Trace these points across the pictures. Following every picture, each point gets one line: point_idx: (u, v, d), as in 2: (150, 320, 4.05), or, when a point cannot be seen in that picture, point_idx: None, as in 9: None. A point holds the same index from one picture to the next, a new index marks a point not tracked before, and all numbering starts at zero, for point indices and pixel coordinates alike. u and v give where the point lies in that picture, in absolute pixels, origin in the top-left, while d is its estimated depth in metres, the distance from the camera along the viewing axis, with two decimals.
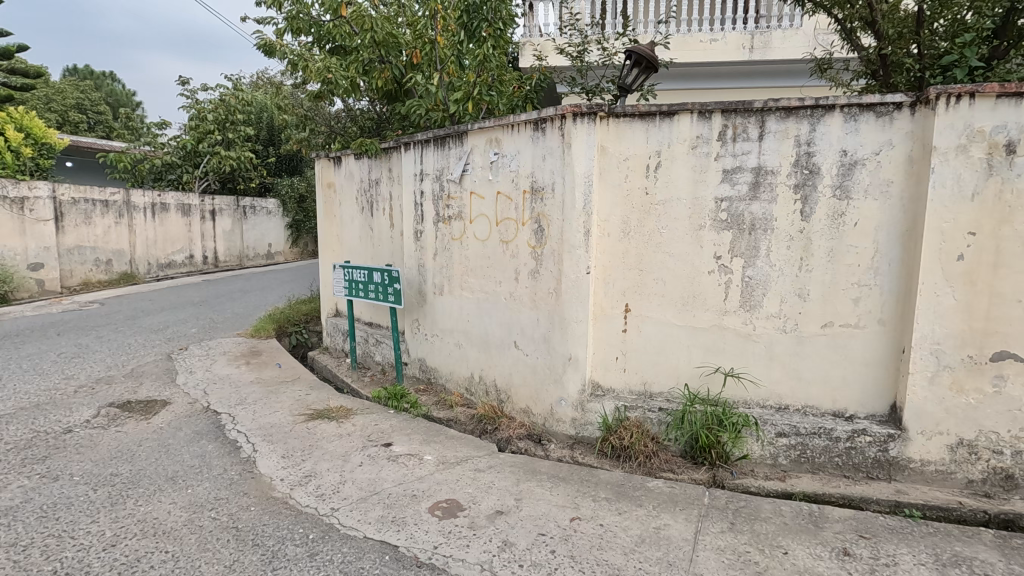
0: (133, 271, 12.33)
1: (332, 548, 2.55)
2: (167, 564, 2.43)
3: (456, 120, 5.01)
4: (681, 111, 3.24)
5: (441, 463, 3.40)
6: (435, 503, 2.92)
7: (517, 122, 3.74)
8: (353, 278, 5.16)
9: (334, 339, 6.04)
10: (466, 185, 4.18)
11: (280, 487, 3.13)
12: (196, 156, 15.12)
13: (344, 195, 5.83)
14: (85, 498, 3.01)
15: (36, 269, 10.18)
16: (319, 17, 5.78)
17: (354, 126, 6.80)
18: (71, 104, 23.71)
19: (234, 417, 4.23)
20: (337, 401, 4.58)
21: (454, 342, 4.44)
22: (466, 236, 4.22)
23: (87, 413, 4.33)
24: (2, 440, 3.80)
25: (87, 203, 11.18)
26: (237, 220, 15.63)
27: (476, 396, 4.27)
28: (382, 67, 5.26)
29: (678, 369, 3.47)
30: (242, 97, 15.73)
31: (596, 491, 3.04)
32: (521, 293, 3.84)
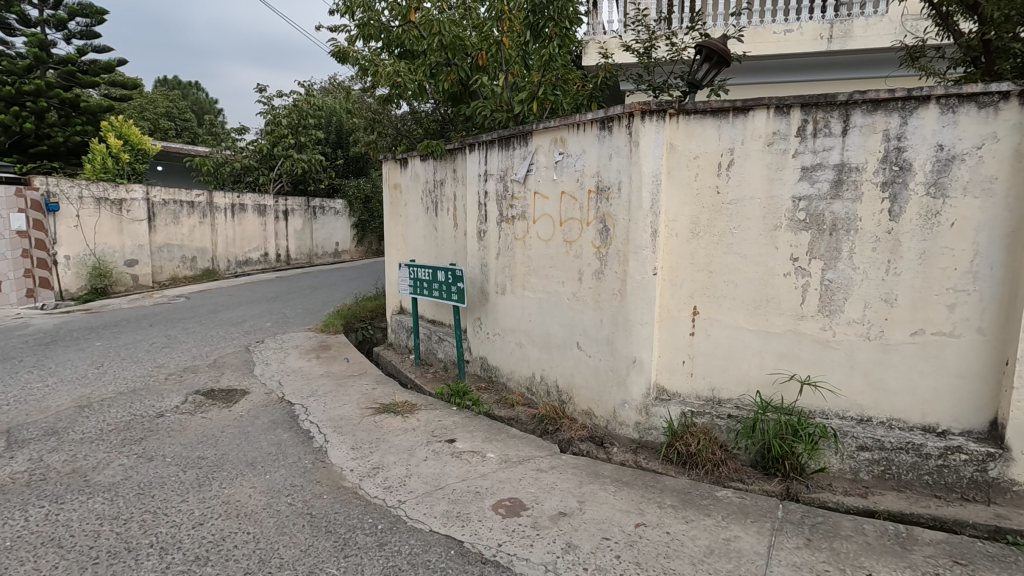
0: (214, 268, 13.19)
1: (400, 539, 2.63)
2: (249, 545, 2.57)
3: (520, 121, 5.06)
4: (756, 106, 3.11)
5: (503, 461, 3.43)
6: (499, 501, 2.95)
7: (583, 121, 3.71)
8: (417, 277, 5.29)
9: (398, 335, 6.22)
10: (530, 185, 4.19)
11: (350, 477, 3.26)
12: (271, 159, 15.96)
13: (409, 196, 5.98)
14: (176, 478, 3.25)
15: (131, 265, 11.06)
16: (389, 23, 5.97)
17: (419, 128, 6.98)
18: (162, 113, 25.65)
19: (307, 408, 4.43)
20: (402, 396, 4.72)
21: (516, 341, 4.46)
22: (530, 236, 4.23)
23: (176, 399, 4.67)
24: (105, 421, 4.16)
25: (176, 204, 12.06)
26: (308, 220, 16.44)
27: (537, 396, 4.28)
28: (448, 69, 5.36)
29: (749, 376, 3.33)
30: (313, 103, 16.51)
31: (662, 497, 2.97)
32: (584, 294, 3.81)
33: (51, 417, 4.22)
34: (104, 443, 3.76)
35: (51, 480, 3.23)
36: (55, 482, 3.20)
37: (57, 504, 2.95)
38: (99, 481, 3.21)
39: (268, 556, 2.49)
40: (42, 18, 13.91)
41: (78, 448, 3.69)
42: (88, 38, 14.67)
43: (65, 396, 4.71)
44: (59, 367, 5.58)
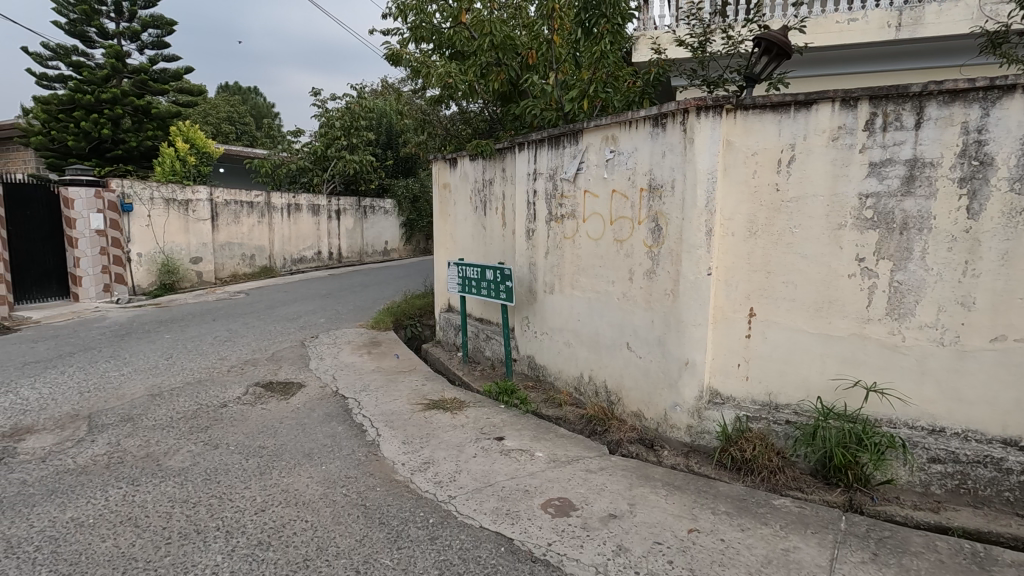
0: (271, 266, 13.76)
1: (451, 534, 2.67)
2: (308, 532, 2.68)
3: (569, 119, 5.03)
4: (820, 99, 2.98)
5: (551, 461, 3.42)
6: (548, 500, 2.95)
7: (636, 118, 3.66)
8: (466, 275, 5.35)
9: (446, 333, 6.31)
10: (580, 183, 4.16)
11: (402, 470, 3.33)
12: (325, 160, 16.48)
13: (458, 195, 6.05)
14: (239, 465, 3.41)
15: (196, 262, 11.67)
16: (440, 25, 6.06)
17: (468, 128, 7.06)
18: (224, 117, 26.93)
19: (360, 402, 4.56)
20: (451, 393, 4.79)
21: (564, 341, 4.44)
22: (579, 235, 4.20)
23: (238, 391, 4.90)
24: (175, 409, 4.42)
25: (237, 205, 12.65)
26: (359, 219, 16.92)
27: (585, 396, 4.25)
28: (498, 69, 5.37)
29: (809, 380, 3.19)
30: (365, 105, 16.94)
31: (716, 504, 2.90)
32: (635, 293, 3.75)
33: (127, 404, 4.52)
34: (174, 430, 3.98)
35: (128, 463, 3.45)
36: (131, 465, 3.42)
37: (134, 486, 3.15)
38: (170, 466, 3.41)
39: (325, 544, 2.57)
40: (118, 31, 14.85)
41: (151, 434, 3.93)
42: (159, 48, 15.56)
43: (139, 385, 5.02)
44: (133, 358, 5.95)
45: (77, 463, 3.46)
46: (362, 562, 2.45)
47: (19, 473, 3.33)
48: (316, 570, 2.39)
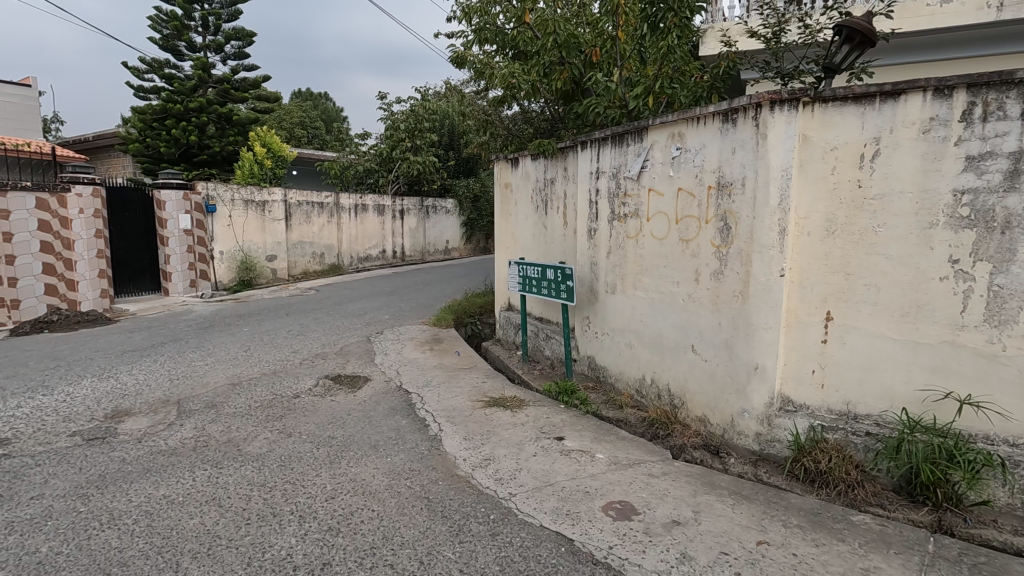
0: (339, 263, 14.34)
1: (512, 530, 2.69)
2: (374, 521, 2.78)
3: (633, 117, 4.94)
4: (909, 89, 2.78)
5: (612, 463, 3.38)
6: (609, 502, 2.91)
7: (704, 114, 3.55)
8: (527, 275, 5.36)
9: (506, 331, 6.35)
10: (644, 181, 4.08)
11: (463, 466, 3.39)
12: (390, 162, 17.01)
13: (519, 194, 6.08)
14: (311, 453, 3.59)
15: (272, 260, 12.35)
16: (504, 26, 6.10)
17: (530, 128, 7.10)
18: (297, 122, 28.35)
19: (422, 397, 4.67)
20: (511, 392, 4.82)
21: (625, 342, 4.37)
22: (643, 235, 4.12)
23: (309, 382, 5.15)
24: (253, 398, 4.70)
25: (308, 205, 13.28)
26: (421, 219, 17.37)
27: (647, 398, 4.16)
28: (562, 68, 5.32)
29: (893, 390, 2.98)
30: (428, 107, 17.33)
31: (786, 516, 2.77)
32: (701, 295, 3.64)
33: (210, 392, 4.85)
34: (252, 418, 4.24)
35: (212, 447, 3.71)
36: (215, 449, 3.67)
37: (218, 468, 3.38)
38: (250, 451, 3.63)
39: (391, 534, 2.66)
40: (205, 44, 15.94)
41: (232, 420, 4.20)
42: (240, 58, 16.57)
43: (221, 375, 5.38)
44: (216, 349, 6.38)
45: (168, 445, 3.75)
46: (425, 553, 2.51)
47: (120, 451, 3.65)
48: (382, 558, 2.48)
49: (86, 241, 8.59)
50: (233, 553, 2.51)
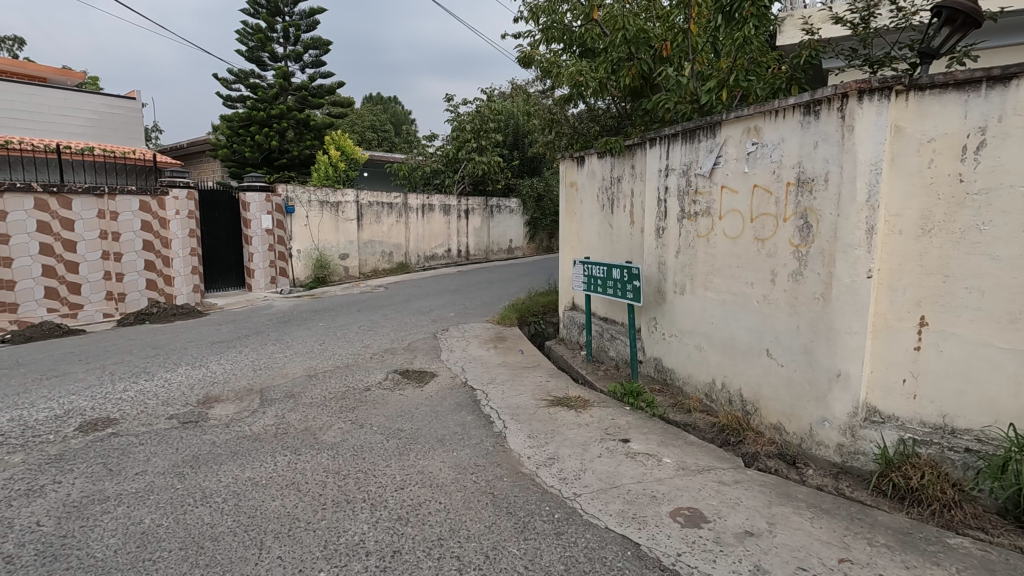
0: (407, 262, 14.78)
1: (577, 531, 2.68)
2: (441, 513, 2.84)
3: (706, 112, 4.78)
4: (1021, 73, 2.52)
5: (680, 468, 3.29)
6: (677, 508, 2.84)
7: (783, 106, 3.38)
8: (592, 274, 5.31)
9: (570, 331, 6.32)
10: (716, 179, 3.94)
11: (528, 464, 3.41)
12: (456, 162, 17.34)
13: (585, 193, 6.02)
14: (382, 445, 3.73)
15: (344, 258, 12.93)
16: (572, 24, 6.07)
17: (597, 125, 7.04)
18: (368, 126, 29.49)
19: (487, 394, 4.74)
20: (576, 391, 4.80)
21: (695, 345, 4.24)
22: (714, 233, 3.98)
23: (379, 376, 5.34)
24: (327, 390, 4.94)
25: (379, 206, 13.78)
26: (486, 218, 17.62)
27: (717, 403, 4.02)
28: (630, 64, 5.19)
29: (998, 404, 2.70)
30: (494, 108, 17.53)
31: (872, 534, 2.59)
32: (777, 297, 3.47)
33: (289, 383, 5.14)
34: (327, 408, 4.45)
35: (291, 434, 3.93)
36: (294, 437, 3.89)
37: (296, 454, 3.58)
38: (325, 440, 3.81)
39: (458, 527, 2.72)
40: (285, 54, 16.87)
41: (309, 410, 4.43)
42: (317, 66, 17.43)
43: (299, 366, 5.68)
44: (294, 342, 6.75)
45: (252, 431, 4.01)
46: (490, 548, 2.55)
47: (210, 435, 3.94)
48: (449, 550, 2.53)
49: (181, 240, 9.33)
50: (311, 536, 2.65)
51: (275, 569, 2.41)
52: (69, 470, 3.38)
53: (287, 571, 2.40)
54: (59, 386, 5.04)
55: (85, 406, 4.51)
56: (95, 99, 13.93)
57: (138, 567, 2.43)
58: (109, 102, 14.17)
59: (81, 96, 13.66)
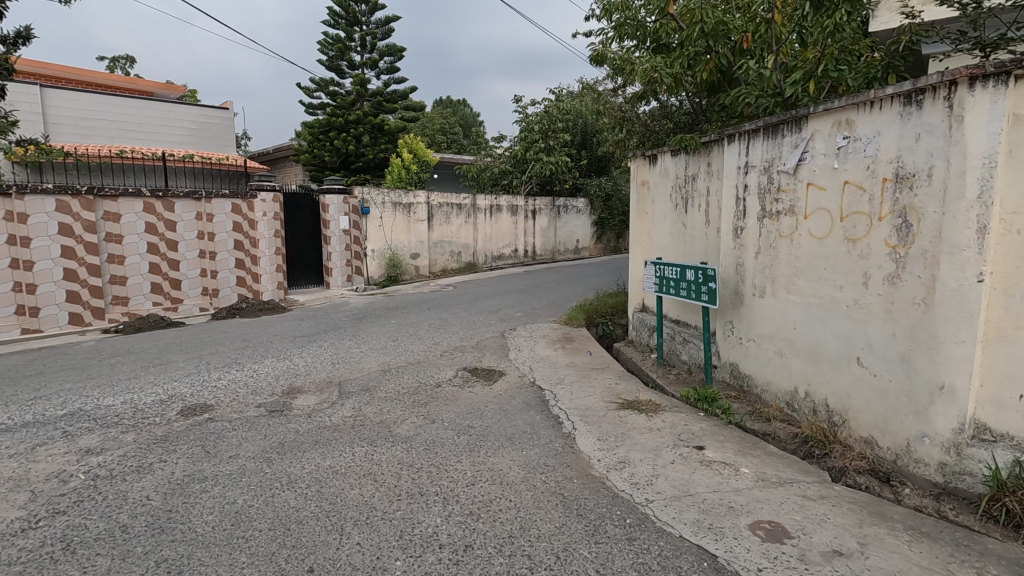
0: (475, 262, 15.03)
1: (650, 538, 2.62)
2: (512, 511, 2.87)
3: (790, 105, 4.55)
4: None
5: (760, 479, 3.14)
6: (757, 521, 2.71)
7: (880, 97, 3.15)
8: (664, 275, 5.18)
9: (640, 333, 6.19)
10: (802, 175, 3.73)
11: (598, 466, 3.37)
12: (524, 163, 17.45)
13: (657, 192, 5.88)
14: (453, 440, 3.81)
15: (415, 258, 13.33)
16: (646, 19, 5.94)
17: (670, 123, 6.86)
18: (438, 129, 30.26)
19: (556, 395, 4.73)
20: (646, 395, 4.70)
21: (775, 350, 4.03)
22: (799, 233, 3.77)
23: (449, 373, 5.47)
24: (400, 385, 5.11)
25: (448, 206, 14.10)
26: (553, 218, 17.60)
27: (800, 413, 3.80)
28: (708, 59, 5.02)
29: None
30: (562, 108, 17.49)
31: (982, 563, 2.37)
32: (870, 301, 3.24)
33: (366, 377, 5.37)
34: (400, 403, 4.61)
35: (367, 426, 4.10)
36: (370, 429, 4.06)
37: (373, 446, 3.74)
38: (399, 433, 3.95)
39: (528, 526, 2.73)
40: (362, 62, 17.60)
41: (384, 404, 4.60)
42: (392, 72, 18.08)
43: (374, 361, 5.92)
44: (369, 338, 7.03)
45: (332, 421, 4.22)
46: (561, 548, 2.54)
47: (294, 424, 4.18)
48: (520, 548, 2.55)
49: (268, 240, 9.94)
50: (387, 525, 2.75)
51: (355, 555, 2.51)
52: (172, 450, 3.69)
53: (365, 557, 2.50)
54: (163, 373, 5.53)
55: (185, 393, 4.92)
56: (193, 110, 15.14)
57: (233, 543, 2.62)
58: (205, 112, 15.37)
59: (181, 108, 14.89)
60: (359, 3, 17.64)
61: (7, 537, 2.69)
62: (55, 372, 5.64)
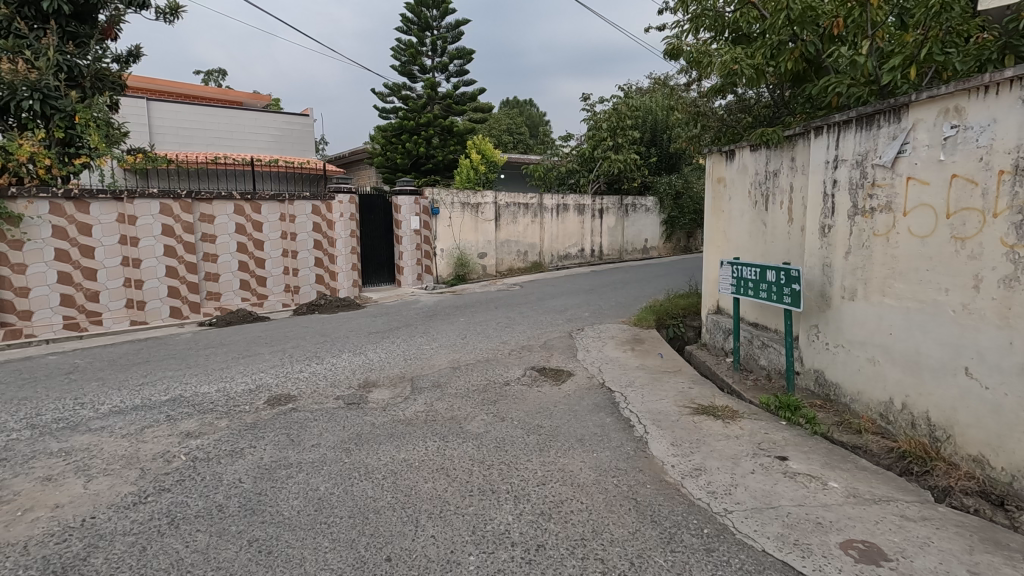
0: (541, 261, 15.02)
1: (729, 550, 2.51)
2: (583, 513, 2.84)
3: (887, 92, 4.22)
4: None
5: (851, 496, 2.93)
6: (849, 540, 2.53)
7: (996, 81, 2.86)
8: (742, 276, 4.94)
9: (714, 336, 5.96)
10: (901, 169, 3.45)
11: (672, 472, 3.27)
12: (592, 161, 17.24)
13: (734, 189, 5.63)
14: (523, 439, 3.82)
15: (483, 257, 13.50)
16: (724, 10, 5.70)
17: (749, 116, 6.58)
18: (504, 129, 30.51)
19: (626, 397, 4.64)
20: (723, 401, 4.51)
21: (866, 357, 3.74)
22: (896, 232, 3.48)
23: (518, 372, 5.49)
24: (470, 382, 5.19)
25: (515, 206, 14.18)
26: (620, 217, 17.30)
27: (896, 426, 3.52)
28: (793, 47, 4.74)
29: None
30: (631, 104, 17.17)
31: None
32: (982, 306, 2.94)
33: (437, 373, 5.49)
34: (470, 400, 4.68)
35: (439, 421, 4.19)
36: (442, 424, 4.14)
37: (445, 441, 3.82)
38: (470, 430, 4.01)
39: (600, 529, 2.69)
40: (433, 66, 18.04)
41: (454, 400, 4.69)
42: (461, 74, 18.42)
43: (444, 358, 6.04)
44: (439, 335, 7.19)
45: (406, 415, 4.36)
46: (635, 554, 2.48)
47: (370, 417, 4.34)
48: (593, 551, 2.52)
49: (344, 240, 10.41)
50: (461, 520, 2.80)
51: (430, 547, 2.57)
52: (261, 437, 3.94)
53: (440, 550, 2.55)
54: (252, 364, 5.90)
55: (271, 383, 5.24)
56: (278, 118, 16.09)
57: (316, 528, 2.75)
58: (288, 120, 16.28)
59: (267, 116, 15.86)
60: (430, 9, 18.11)
61: (121, 509, 2.97)
62: (159, 361, 6.17)
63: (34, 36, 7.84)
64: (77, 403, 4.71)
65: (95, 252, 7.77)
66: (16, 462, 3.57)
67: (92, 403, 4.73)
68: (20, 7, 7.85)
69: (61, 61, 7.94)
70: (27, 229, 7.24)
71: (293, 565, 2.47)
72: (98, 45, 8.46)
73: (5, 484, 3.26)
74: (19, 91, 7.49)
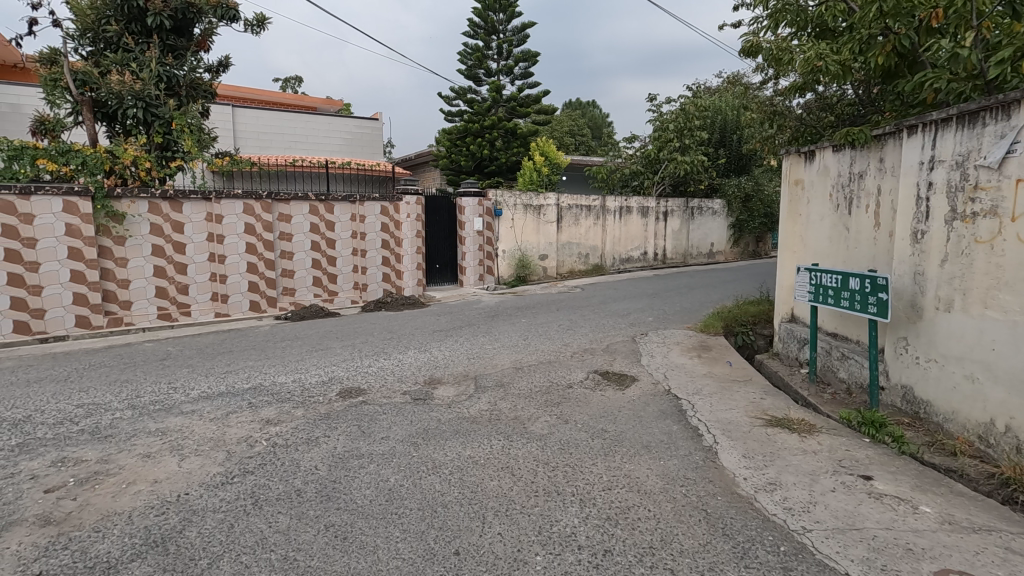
0: (602, 264, 14.86)
1: (808, 570, 2.40)
2: (651, 521, 2.78)
3: (991, 88, 3.90)
4: None
5: (946, 522, 2.72)
6: (944, 569, 2.36)
7: None
8: (820, 283, 4.70)
9: (787, 345, 5.70)
10: (1009, 171, 3.18)
11: (745, 485, 3.16)
12: (656, 163, 16.82)
13: (813, 192, 5.36)
14: (586, 442, 3.80)
15: (544, 259, 13.51)
16: (808, 3, 5.42)
17: (831, 115, 6.25)
18: (567, 131, 30.42)
19: (693, 405, 4.51)
20: (798, 414, 4.30)
21: (964, 374, 3.46)
22: (1003, 239, 3.20)
23: (581, 375, 5.46)
24: (533, 383, 5.20)
25: (577, 208, 14.10)
26: (685, 220, 16.85)
27: (998, 449, 3.24)
28: (884, 41, 4.46)
29: None
30: (700, 105, 16.71)
31: None
32: None
33: (499, 373, 5.54)
34: (533, 401, 4.69)
35: (503, 421, 4.23)
36: (505, 423, 4.19)
37: (509, 440, 3.85)
38: (534, 431, 4.02)
39: (669, 539, 2.63)
40: (498, 69, 18.27)
41: (518, 400, 4.73)
42: (526, 77, 18.53)
43: (507, 359, 6.09)
44: (501, 336, 7.26)
45: (471, 413, 4.44)
46: (707, 567, 2.42)
47: (436, 412, 4.45)
48: (662, 561, 2.47)
49: (410, 240, 10.72)
50: (526, 519, 2.82)
51: (497, 544, 2.60)
52: (335, 427, 4.12)
53: (507, 548, 2.58)
54: (325, 358, 6.19)
55: (342, 376, 5.47)
56: (349, 122, 16.78)
57: (388, 517, 2.85)
58: (359, 124, 16.95)
59: (339, 121, 16.59)
60: (497, 13, 18.32)
61: (211, 488, 3.19)
62: (241, 351, 6.58)
63: (140, 49, 8.61)
64: (170, 388, 5.10)
65: (186, 249, 8.39)
66: (120, 439, 3.90)
67: (183, 388, 5.11)
68: (129, 22, 8.62)
69: (162, 71, 8.66)
70: (130, 226, 7.90)
71: (368, 551, 2.57)
72: (194, 56, 9.13)
73: (112, 459, 3.58)
74: (126, 100, 8.30)
